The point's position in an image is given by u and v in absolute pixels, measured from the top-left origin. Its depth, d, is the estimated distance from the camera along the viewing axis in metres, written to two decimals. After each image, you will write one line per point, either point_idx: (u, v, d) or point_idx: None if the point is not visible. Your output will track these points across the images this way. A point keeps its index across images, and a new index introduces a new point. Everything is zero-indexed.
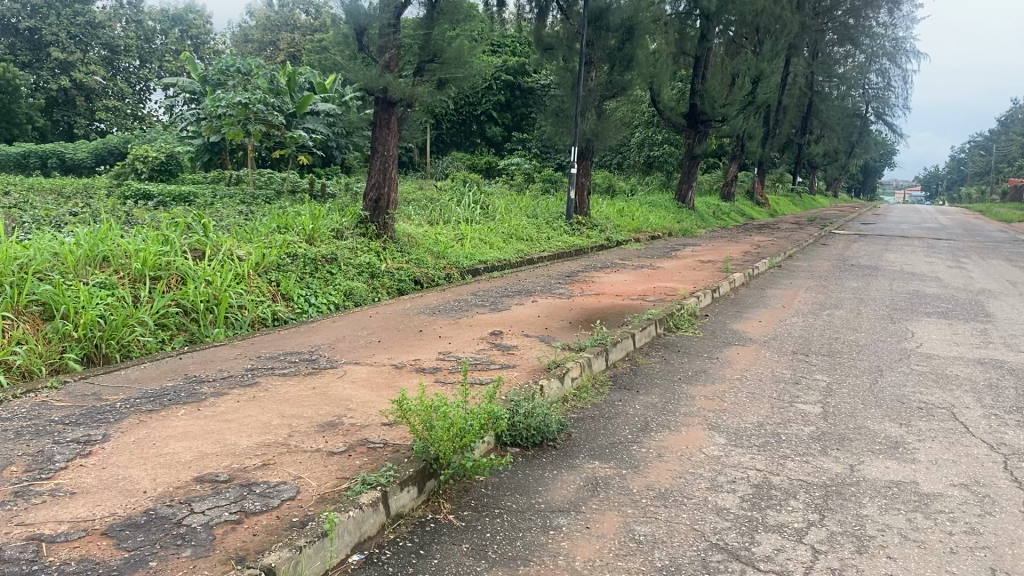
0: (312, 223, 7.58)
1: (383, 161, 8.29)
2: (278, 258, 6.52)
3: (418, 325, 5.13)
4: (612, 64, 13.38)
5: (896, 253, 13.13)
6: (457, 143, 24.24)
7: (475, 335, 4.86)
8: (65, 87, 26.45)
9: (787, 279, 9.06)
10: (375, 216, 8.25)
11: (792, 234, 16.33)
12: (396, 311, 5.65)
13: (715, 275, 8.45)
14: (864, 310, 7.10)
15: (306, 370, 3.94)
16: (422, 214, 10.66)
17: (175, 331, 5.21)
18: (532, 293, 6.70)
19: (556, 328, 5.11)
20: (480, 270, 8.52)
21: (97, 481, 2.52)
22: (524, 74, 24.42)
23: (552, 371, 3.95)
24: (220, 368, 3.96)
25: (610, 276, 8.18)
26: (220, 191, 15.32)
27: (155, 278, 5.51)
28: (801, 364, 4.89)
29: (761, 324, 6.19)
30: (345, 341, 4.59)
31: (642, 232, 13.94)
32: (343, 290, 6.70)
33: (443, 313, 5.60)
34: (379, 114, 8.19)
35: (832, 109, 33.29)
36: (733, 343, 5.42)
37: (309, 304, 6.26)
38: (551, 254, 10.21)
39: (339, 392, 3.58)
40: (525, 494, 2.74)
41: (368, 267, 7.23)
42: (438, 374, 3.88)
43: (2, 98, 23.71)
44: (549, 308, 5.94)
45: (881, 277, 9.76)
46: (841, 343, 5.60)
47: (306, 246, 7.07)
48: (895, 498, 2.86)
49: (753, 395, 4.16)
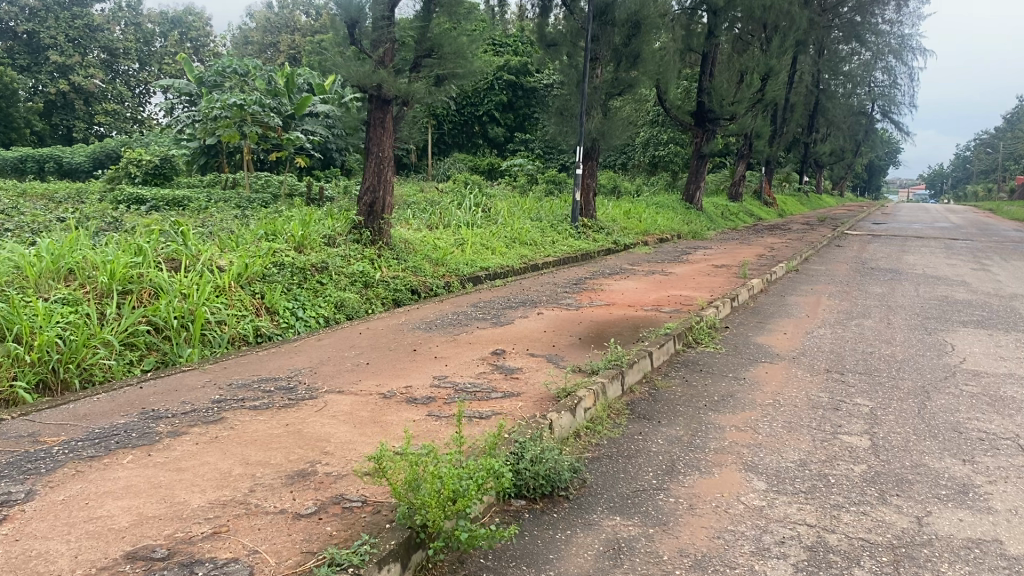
0: (302, 229, 7.10)
1: (378, 163, 7.79)
2: (263, 268, 6.04)
3: (412, 343, 4.64)
4: (618, 60, 12.89)
5: (915, 255, 12.62)
6: (459, 145, 23.72)
7: (475, 355, 4.37)
8: (63, 90, 26.00)
9: (807, 285, 8.56)
10: (369, 221, 7.78)
11: (804, 234, 15.81)
12: (389, 327, 5.16)
13: (732, 281, 7.95)
14: (894, 319, 6.60)
15: (280, 402, 3.45)
16: (421, 218, 10.19)
17: (143, 351, 4.73)
18: (537, 303, 6.21)
19: (565, 345, 4.62)
20: (481, 278, 8.03)
21: (2, 561, 2.04)
22: (527, 73, 23.91)
23: (562, 400, 3.47)
24: (182, 400, 3.47)
25: (620, 283, 7.68)
26: (216, 195, 14.85)
27: (125, 291, 5.03)
28: (837, 386, 4.39)
29: (787, 337, 5.69)
30: (328, 364, 4.11)
31: (650, 234, 13.46)
32: (334, 301, 6.22)
33: (440, 328, 5.11)
34: (373, 113, 7.70)
35: (838, 107, 32.75)
36: (760, 361, 4.92)
37: (296, 318, 5.79)
38: (556, 259, 9.73)
39: (315, 430, 3.09)
40: (533, 566, 2.25)
41: (361, 276, 6.76)
42: (430, 406, 3.38)
43: None
44: (557, 322, 5.44)
45: (904, 281, 9.26)
46: (876, 359, 5.09)
47: (295, 254, 6.59)
48: (980, 565, 2.37)
49: (790, 426, 3.66)
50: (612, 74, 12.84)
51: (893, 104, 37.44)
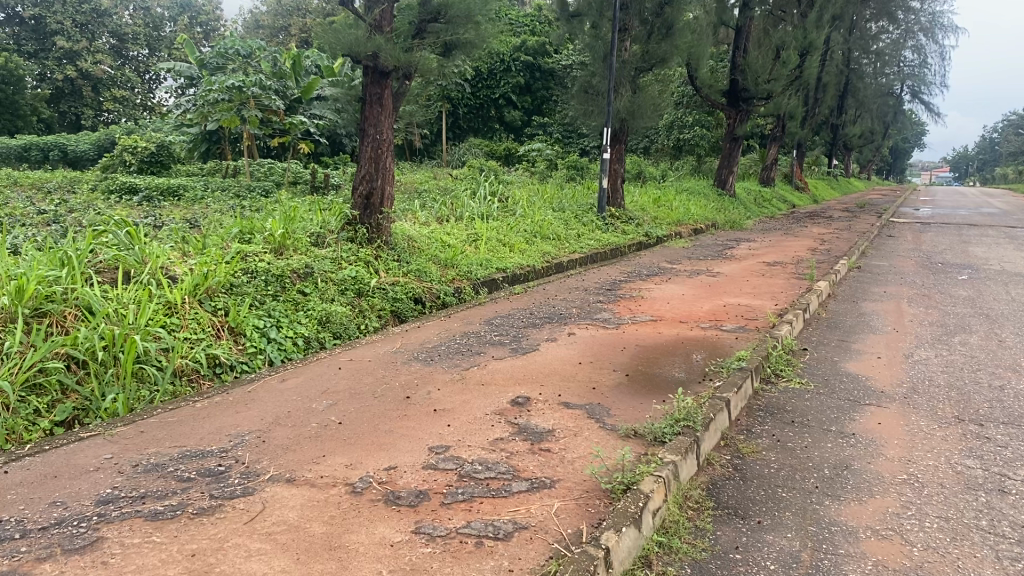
0: (284, 228, 5.98)
1: (375, 147, 6.52)
2: (228, 275, 4.94)
3: (404, 387, 3.46)
4: (648, 33, 11.67)
5: (980, 247, 11.31)
6: (475, 130, 22.34)
7: (490, 407, 3.19)
8: (72, 77, 24.93)
9: (878, 287, 7.34)
10: (366, 216, 6.58)
11: (849, 224, 14.51)
12: (378, 356, 3.98)
13: (793, 285, 6.74)
14: (1003, 334, 5.34)
15: (195, 504, 2.29)
16: (429, 210, 9.03)
17: (56, 396, 3.60)
18: (566, 319, 5.03)
19: (611, 391, 3.45)
20: (498, 283, 6.89)
21: None
22: (545, 54, 22.63)
23: (619, 500, 2.29)
24: (52, 499, 2.32)
25: (663, 288, 6.51)
26: (214, 183, 13.84)
27: (39, 314, 3.91)
28: (983, 446, 3.19)
29: (884, 365, 4.49)
30: (288, 428, 2.96)
31: (683, 224, 12.25)
32: (318, 316, 5.08)
33: (445, 359, 3.93)
34: (370, 89, 6.43)
35: (869, 88, 31.15)
36: (863, 404, 3.76)
37: (267, 341, 4.67)
38: (583, 257, 8.57)
39: (232, 570, 1.93)
40: None
41: (353, 284, 5.62)
42: (419, 516, 2.22)
43: (5, 90, 22.41)
44: (593, 348, 4.26)
45: (985, 279, 7.99)
46: (1012, 397, 3.88)
47: (270, 258, 5.48)
48: None
49: (952, 530, 2.47)
50: (641, 48, 11.58)
51: (923, 85, 35.69)
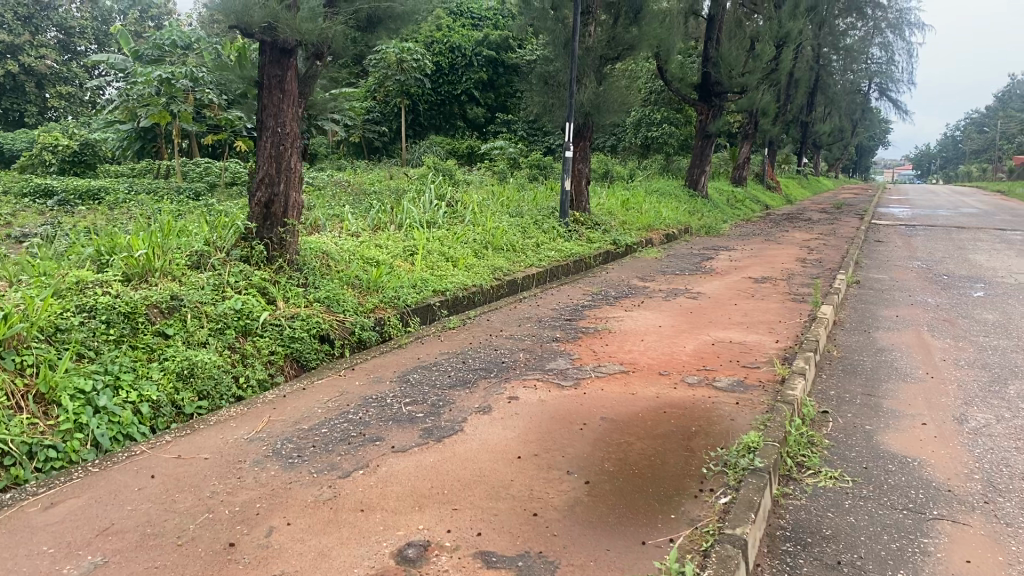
0: (151, 247, 4.67)
1: (276, 143, 5.18)
2: (49, 317, 3.62)
3: (235, 520, 2.20)
4: (615, 19, 10.46)
5: (979, 254, 10.22)
6: (436, 127, 20.94)
7: (356, 572, 1.92)
8: (13, 73, 22.77)
9: (886, 309, 6.19)
10: (265, 229, 5.26)
11: (832, 227, 13.44)
12: (221, 452, 2.70)
13: (791, 310, 5.58)
14: None
15: None
16: (362, 217, 7.72)
17: None
18: (508, 371, 3.79)
19: (562, 521, 2.20)
20: (432, 309, 5.64)
21: None
22: (509, 48, 21.29)
23: None
24: None
25: (637, 316, 5.31)
26: (139, 185, 12.34)
27: None
28: None
29: (937, 438, 3.29)
30: None
31: (656, 229, 11.09)
32: (178, 368, 3.78)
33: (321, 458, 2.66)
34: (267, 70, 5.12)
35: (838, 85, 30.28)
36: (933, 521, 2.53)
37: (95, 412, 3.34)
38: (540, 273, 7.35)
39: None
40: None
41: (237, 319, 4.33)
42: None
43: None
44: (540, 427, 3.01)
45: (1005, 297, 6.87)
46: None
47: (121, 288, 4.16)
48: None
49: None
50: (607, 34, 10.37)
51: (891, 83, 34.69)
